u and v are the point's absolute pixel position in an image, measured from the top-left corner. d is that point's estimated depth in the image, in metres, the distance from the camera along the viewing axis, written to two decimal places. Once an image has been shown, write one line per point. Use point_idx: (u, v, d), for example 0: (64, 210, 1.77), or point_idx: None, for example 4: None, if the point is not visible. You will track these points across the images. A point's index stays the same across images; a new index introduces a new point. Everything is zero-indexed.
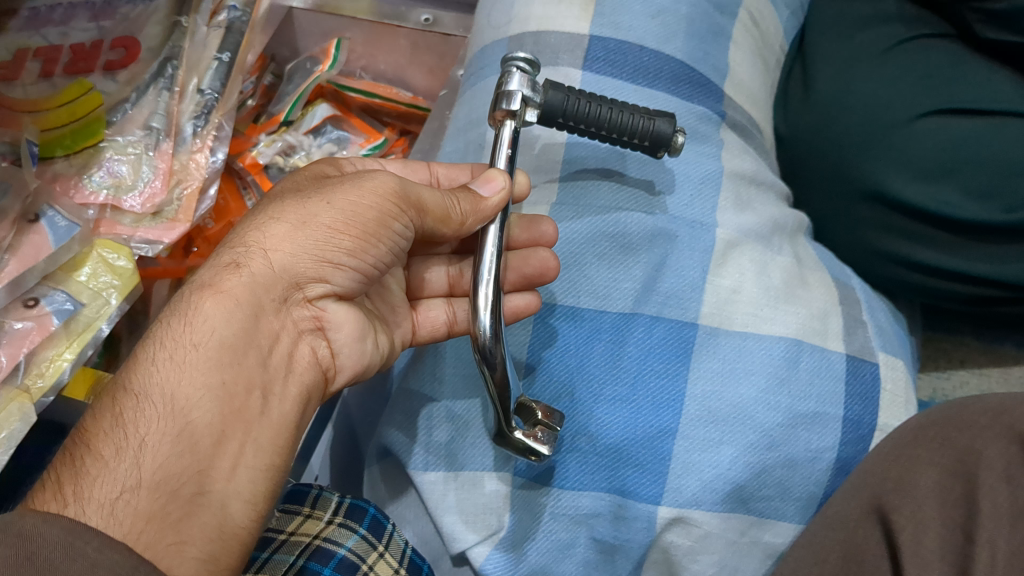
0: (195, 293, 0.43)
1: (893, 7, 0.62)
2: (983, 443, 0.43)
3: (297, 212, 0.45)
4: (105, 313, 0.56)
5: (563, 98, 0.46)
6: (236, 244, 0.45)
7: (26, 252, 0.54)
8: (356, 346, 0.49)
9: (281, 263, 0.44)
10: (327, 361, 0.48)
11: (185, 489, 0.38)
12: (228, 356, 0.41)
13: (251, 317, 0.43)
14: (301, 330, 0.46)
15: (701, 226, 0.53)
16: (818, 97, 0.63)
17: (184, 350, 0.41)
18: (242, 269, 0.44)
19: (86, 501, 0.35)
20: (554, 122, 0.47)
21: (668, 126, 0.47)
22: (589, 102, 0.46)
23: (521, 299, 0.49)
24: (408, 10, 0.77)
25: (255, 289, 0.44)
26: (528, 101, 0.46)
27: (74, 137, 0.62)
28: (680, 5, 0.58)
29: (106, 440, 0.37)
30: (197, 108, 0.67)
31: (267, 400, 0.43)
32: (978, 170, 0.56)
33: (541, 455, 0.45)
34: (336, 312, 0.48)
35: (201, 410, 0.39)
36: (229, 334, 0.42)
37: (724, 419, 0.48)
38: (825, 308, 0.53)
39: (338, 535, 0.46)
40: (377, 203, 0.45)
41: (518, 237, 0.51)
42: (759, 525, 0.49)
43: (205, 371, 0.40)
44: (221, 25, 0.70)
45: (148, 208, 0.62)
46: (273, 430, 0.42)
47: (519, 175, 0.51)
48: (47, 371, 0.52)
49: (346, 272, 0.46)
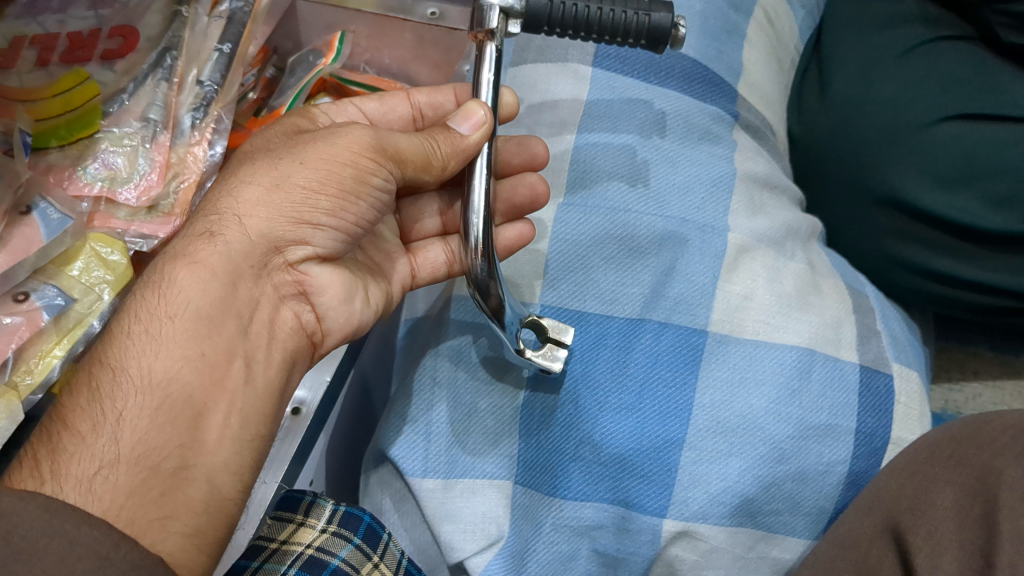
0: (169, 264, 0.42)
1: (913, 9, 0.60)
2: (1003, 463, 0.41)
3: (269, 174, 0.43)
4: (97, 310, 0.51)
5: (545, 2, 0.39)
6: (209, 212, 0.43)
7: (15, 245, 0.50)
8: (342, 309, 0.48)
9: (257, 229, 0.43)
10: (312, 326, 0.47)
11: (167, 464, 0.37)
12: (204, 327, 0.41)
13: (228, 286, 0.42)
14: (282, 296, 0.45)
15: (712, 230, 0.51)
16: (836, 100, 0.61)
17: (160, 322, 0.40)
18: (216, 238, 0.42)
19: (64, 478, 0.35)
20: (541, 28, 0.41)
21: (665, 18, 0.39)
22: (575, 5, 0.39)
23: (514, 230, 0.49)
24: (415, 4, 0.72)
25: (233, 258, 0.42)
26: (510, 10, 0.40)
27: (69, 127, 0.57)
28: (693, 3, 0.56)
29: (83, 416, 0.37)
30: (197, 100, 0.60)
31: (250, 368, 0.42)
32: (1000, 178, 0.54)
33: (551, 370, 0.46)
34: (320, 276, 0.46)
35: (181, 382, 0.39)
36: (205, 306, 0.41)
37: (732, 430, 0.47)
38: (838, 317, 0.51)
39: (331, 544, 0.44)
40: (352, 159, 0.43)
41: (512, 161, 0.51)
42: (767, 539, 0.47)
43: (183, 344, 0.40)
44: (222, 15, 0.63)
45: (143, 201, 0.56)
46: (258, 398, 0.42)
47: (506, 94, 0.50)
48: (37, 368, 0.49)
49: (327, 232, 0.44)
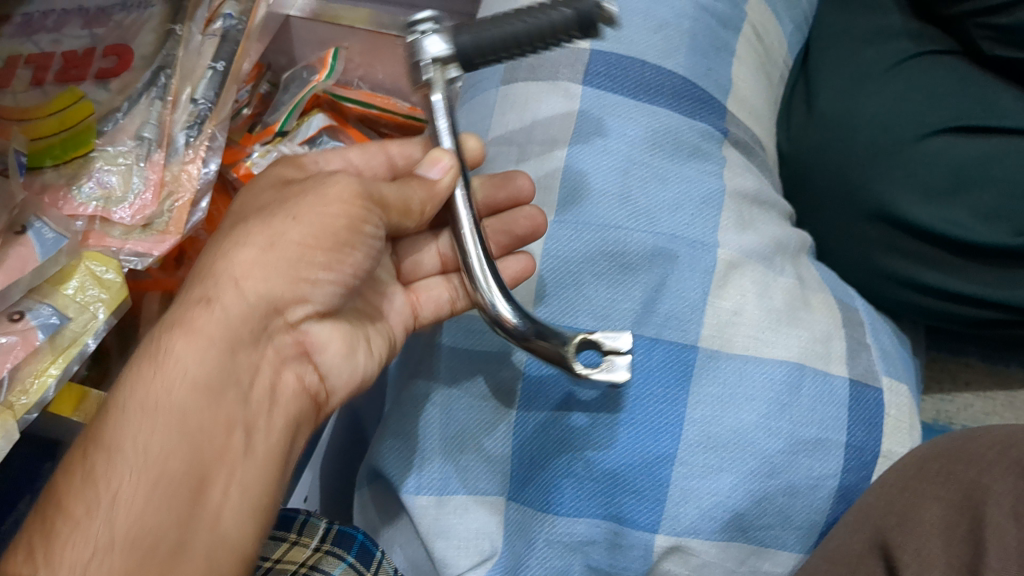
0: (165, 334, 0.40)
1: (900, 23, 0.61)
2: (990, 478, 0.43)
3: (263, 233, 0.43)
4: (93, 328, 0.50)
5: (469, 39, 0.41)
6: (204, 277, 0.42)
7: (11, 265, 0.49)
8: (345, 364, 0.47)
9: (255, 291, 0.42)
10: (315, 386, 0.46)
11: (164, 543, 0.36)
12: (202, 396, 0.39)
13: (226, 352, 0.41)
14: (284, 358, 0.44)
15: (702, 246, 0.51)
16: (821, 115, 0.61)
17: (156, 395, 0.38)
18: (213, 304, 0.41)
19: (55, 566, 0.33)
20: (479, 64, 0.42)
21: (586, 2, 0.40)
22: (498, 28, 0.41)
23: (517, 262, 0.49)
24: (408, 21, 0.73)
25: (229, 324, 0.41)
26: (444, 60, 0.42)
27: (64, 146, 0.56)
28: (682, 20, 0.56)
29: (76, 498, 0.35)
30: (190, 118, 0.60)
31: (251, 437, 0.40)
32: (985, 190, 0.55)
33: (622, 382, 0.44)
34: (320, 333, 0.46)
35: (179, 457, 0.37)
36: (203, 375, 0.39)
37: (723, 445, 0.47)
38: (827, 332, 0.52)
39: (325, 563, 0.45)
40: (343, 211, 0.43)
41: (496, 195, 0.50)
42: (759, 554, 0.48)
43: (180, 416, 0.38)
44: (216, 33, 0.63)
45: (138, 220, 0.56)
46: (261, 468, 0.40)
47: (469, 139, 0.49)
48: (32, 388, 0.47)
49: (325, 288, 0.45)
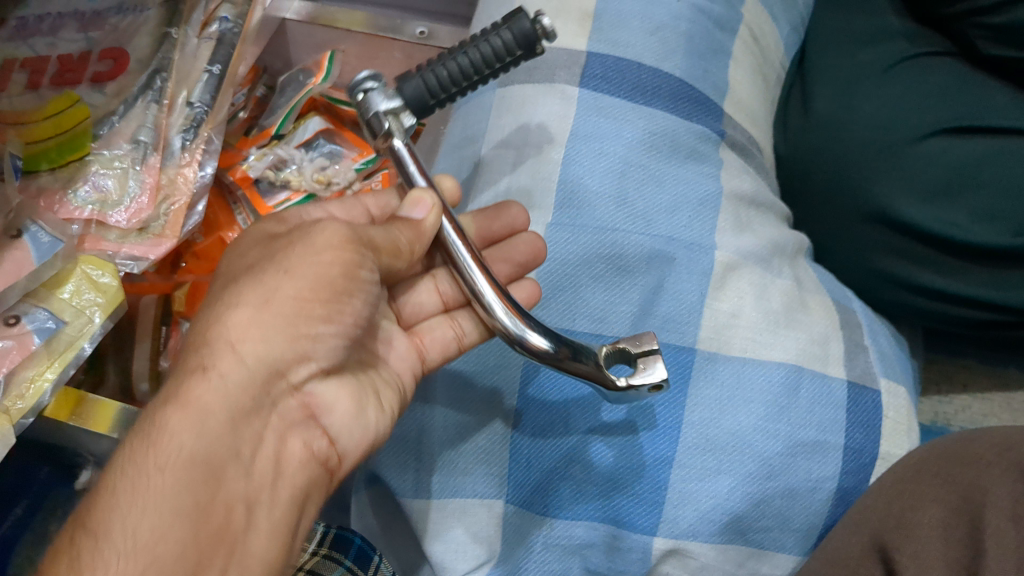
0: (158, 410, 0.36)
1: (896, 24, 0.61)
2: (988, 481, 0.43)
3: (257, 291, 0.39)
4: (88, 332, 0.50)
5: (420, 81, 0.44)
6: (197, 346, 0.38)
7: (7, 269, 0.48)
8: (354, 423, 0.43)
9: (256, 354, 0.38)
10: (324, 453, 0.41)
11: None
12: (200, 472, 0.35)
13: (226, 423, 0.36)
14: (289, 425, 0.40)
15: (699, 248, 0.51)
16: (818, 119, 0.62)
17: (148, 475, 0.34)
18: (210, 372, 0.37)
19: None
20: (431, 105, 0.45)
21: (524, 22, 0.43)
22: (444, 66, 0.44)
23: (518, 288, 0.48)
24: (404, 23, 0.73)
25: (229, 395, 0.37)
26: (397, 110, 0.44)
27: (60, 149, 0.56)
28: (679, 22, 0.56)
29: None
30: (186, 121, 0.60)
31: (252, 513, 0.36)
32: (979, 193, 0.55)
33: None
34: (325, 392, 0.42)
35: (172, 540, 0.32)
36: (202, 449, 0.35)
37: (722, 447, 0.47)
38: (825, 333, 0.52)
39: (320, 566, 0.49)
40: (336, 258, 0.40)
41: (493, 229, 0.50)
42: (757, 556, 0.48)
43: (174, 494, 0.33)
44: (212, 36, 0.63)
45: (134, 224, 0.56)
46: (262, 548, 0.36)
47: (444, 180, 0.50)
48: (28, 392, 0.47)
49: (328, 343, 0.41)
